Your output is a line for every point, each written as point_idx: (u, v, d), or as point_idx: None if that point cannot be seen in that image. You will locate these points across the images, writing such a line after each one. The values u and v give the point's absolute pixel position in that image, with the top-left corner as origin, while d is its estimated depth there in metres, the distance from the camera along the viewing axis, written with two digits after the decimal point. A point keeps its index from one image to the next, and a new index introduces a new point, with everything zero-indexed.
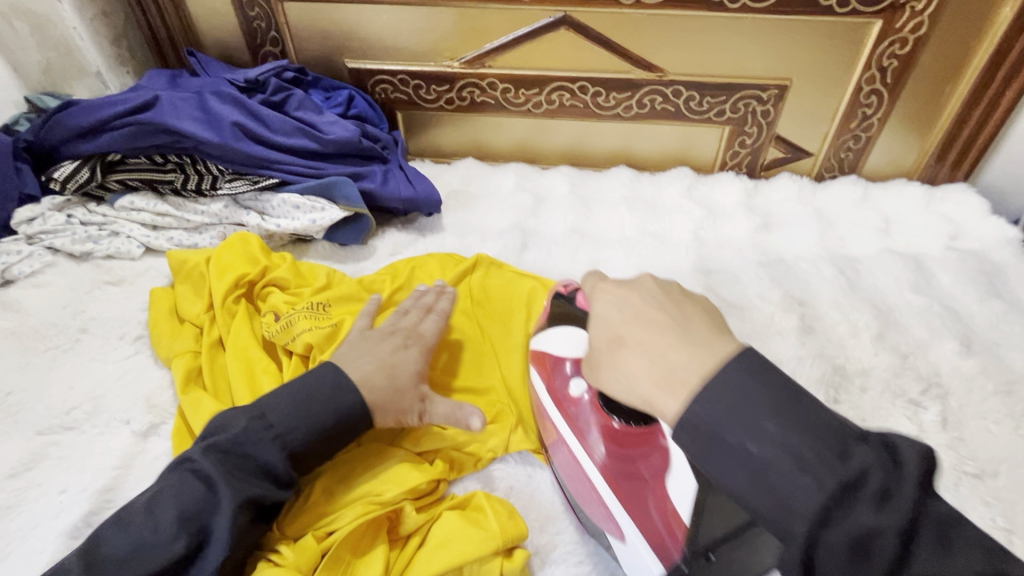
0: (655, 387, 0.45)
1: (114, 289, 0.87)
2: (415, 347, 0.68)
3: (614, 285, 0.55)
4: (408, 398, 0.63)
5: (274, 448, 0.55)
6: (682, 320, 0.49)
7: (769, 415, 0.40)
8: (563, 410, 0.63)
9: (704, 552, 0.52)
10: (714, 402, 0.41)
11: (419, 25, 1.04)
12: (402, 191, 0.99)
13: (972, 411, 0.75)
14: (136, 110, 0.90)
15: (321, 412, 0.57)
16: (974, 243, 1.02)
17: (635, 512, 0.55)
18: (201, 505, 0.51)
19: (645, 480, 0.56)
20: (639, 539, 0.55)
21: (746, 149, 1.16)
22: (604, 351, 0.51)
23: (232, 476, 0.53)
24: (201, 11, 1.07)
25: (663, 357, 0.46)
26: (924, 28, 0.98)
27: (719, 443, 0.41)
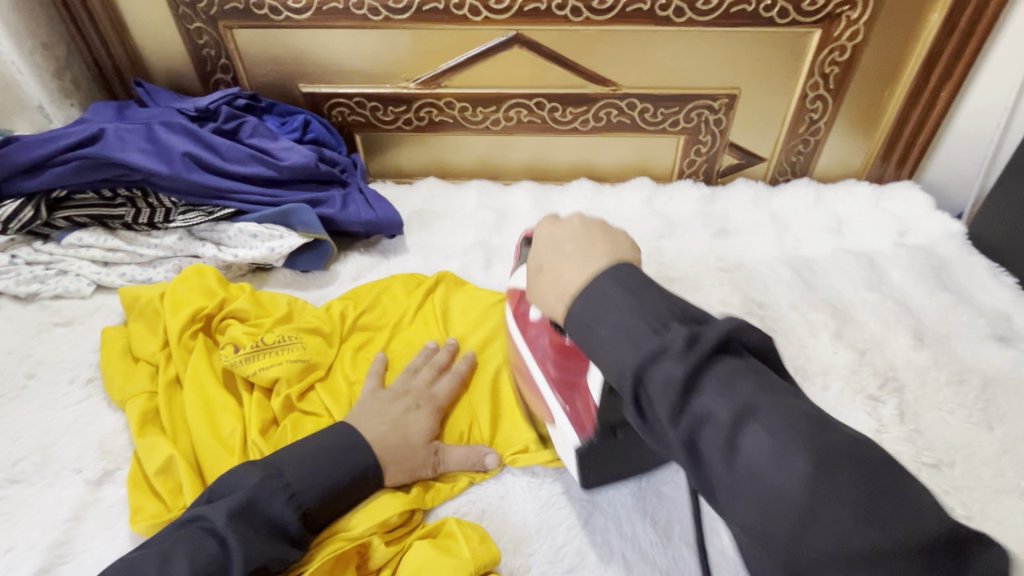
0: (553, 299, 0.49)
1: (63, 330, 0.84)
2: (426, 408, 0.69)
3: (552, 222, 0.56)
4: (421, 457, 0.64)
5: (288, 505, 0.54)
6: (588, 247, 0.50)
7: (661, 324, 0.40)
8: (524, 332, 0.68)
9: (611, 431, 0.57)
10: (590, 302, 0.44)
11: (372, 47, 1.04)
12: (363, 214, 0.98)
13: (928, 402, 0.78)
14: (81, 144, 0.87)
15: (337, 474, 0.58)
16: (921, 238, 1.06)
17: (565, 408, 0.61)
18: (214, 567, 0.48)
19: (580, 387, 0.60)
20: (566, 425, 0.60)
21: (701, 157, 1.18)
22: (533, 280, 0.54)
23: (249, 537, 0.50)
24: (148, 41, 1.05)
25: (564, 277, 0.48)
26: (860, 35, 1.02)
27: (598, 342, 0.42)
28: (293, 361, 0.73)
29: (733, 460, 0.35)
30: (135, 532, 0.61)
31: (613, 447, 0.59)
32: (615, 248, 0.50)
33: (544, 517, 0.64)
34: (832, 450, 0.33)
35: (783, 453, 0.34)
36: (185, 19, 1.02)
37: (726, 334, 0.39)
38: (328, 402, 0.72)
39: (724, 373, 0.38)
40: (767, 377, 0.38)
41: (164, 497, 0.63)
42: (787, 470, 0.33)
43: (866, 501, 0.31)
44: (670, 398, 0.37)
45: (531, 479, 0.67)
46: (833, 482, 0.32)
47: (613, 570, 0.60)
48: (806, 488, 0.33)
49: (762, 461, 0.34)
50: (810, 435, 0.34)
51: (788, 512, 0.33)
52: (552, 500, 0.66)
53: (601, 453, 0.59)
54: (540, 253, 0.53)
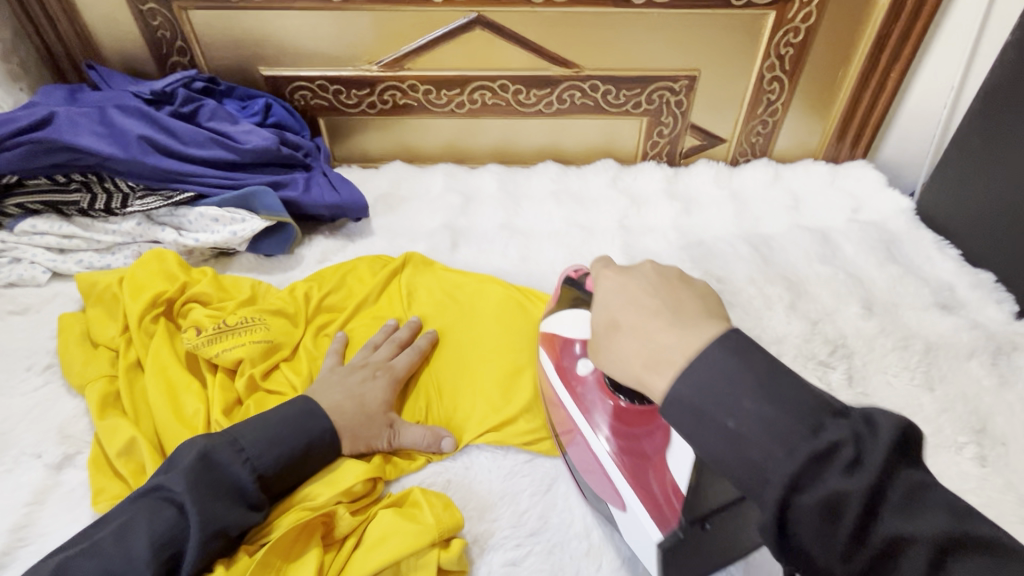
0: (641, 366, 0.47)
1: (19, 319, 0.82)
2: (383, 377, 0.70)
3: (614, 271, 0.55)
4: (376, 424, 0.66)
5: (245, 469, 0.55)
6: (676, 307, 0.49)
7: (817, 425, 0.38)
8: (568, 385, 0.65)
9: (700, 523, 0.54)
10: (698, 381, 0.42)
11: (333, 29, 1.03)
12: (327, 197, 0.97)
13: (874, 367, 0.82)
14: (31, 128, 0.84)
15: (292, 442, 0.59)
16: (873, 214, 1.11)
17: (638, 487, 0.57)
18: (174, 531, 0.50)
19: (654, 461, 0.57)
20: (638, 505, 0.56)
21: (664, 139, 1.21)
22: (603, 336, 0.52)
23: (208, 500, 0.52)
24: (100, 22, 1.02)
25: (654, 340, 0.46)
26: (813, 17, 1.05)
27: (709, 426, 0.41)
28: (256, 342, 0.73)
29: (697, 404, 0.41)
30: (97, 512, 0.61)
31: (698, 543, 0.54)
32: (700, 306, 0.49)
33: (507, 485, 0.66)
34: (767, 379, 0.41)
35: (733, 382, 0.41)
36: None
37: (893, 434, 0.37)
38: (293, 379, 0.73)
39: (731, 352, 0.42)
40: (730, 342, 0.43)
41: (126, 479, 0.63)
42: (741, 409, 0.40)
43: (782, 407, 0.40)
44: (709, 408, 0.41)
45: (495, 452, 0.69)
46: (770, 399, 0.40)
47: (575, 532, 0.62)
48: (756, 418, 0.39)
49: (740, 409, 0.39)
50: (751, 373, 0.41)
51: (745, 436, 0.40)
52: (516, 469, 0.68)
53: (687, 549, 0.54)
54: (618, 309, 0.51)
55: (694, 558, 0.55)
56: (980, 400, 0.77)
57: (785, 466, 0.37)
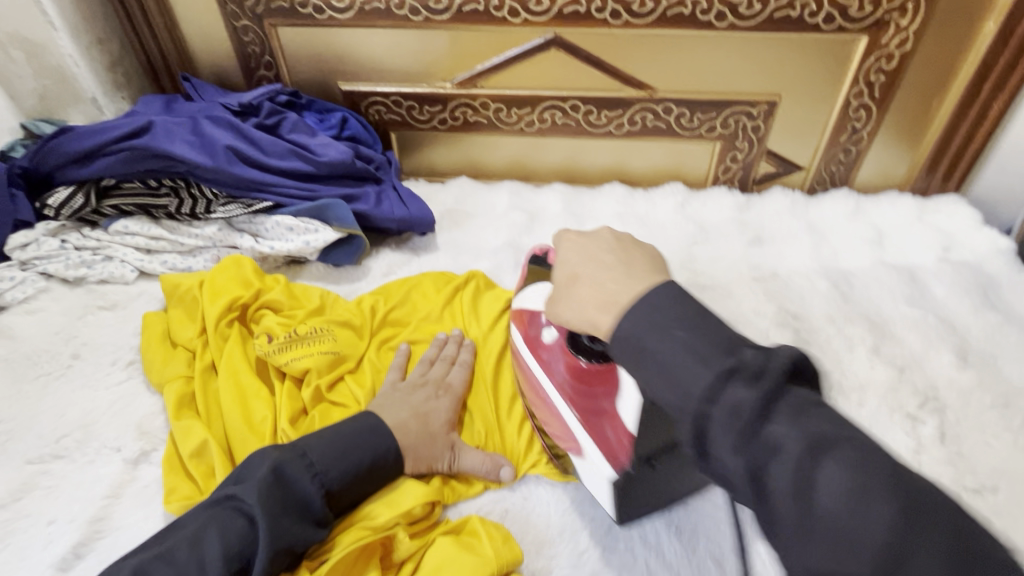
0: (596, 309, 0.50)
1: (107, 314, 0.87)
2: (445, 397, 0.71)
3: (575, 235, 0.59)
4: (438, 445, 0.65)
5: (313, 484, 0.55)
6: (626, 261, 0.53)
7: (730, 348, 0.41)
8: (537, 355, 0.68)
9: (648, 463, 0.58)
10: (641, 319, 0.45)
11: (411, 47, 1.06)
12: (396, 211, 0.99)
13: (970, 425, 0.75)
14: (131, 135, 0.90)
15: (360, 458, 0.59)
16: (967, 254, 1.03)
17: (595, 436, 0.61)
18: (243, 543, 0.50)
19: (607, 412, 0.61)
20: (598, 455, 0.60)
21: (738, 164, 1.16)
22: (563, 288, 0.55)
23: (278, 515, 0.52)
24: (196, 37, 1.08)
25: (606, 286, 0.51)
26: (910, 43, 0.99)
27: (654, 360, 0.43)
28: (323, 353, 0.75)
29: (719, 408, 0.39)
30: (168, 512, 0.63)
31: (647, 483, 0.59)
32: (647, 260, 0.54)
33: (566, 521, 0.64)
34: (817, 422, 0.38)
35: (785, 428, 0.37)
36: (232, 16, 1.05)
37: (789, 363, 0.40)
38: (356, 392, 0.73)
39: (794, 404, 0.38)
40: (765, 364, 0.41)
41: (196, 480, 0.65)
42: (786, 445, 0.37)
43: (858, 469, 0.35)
44: (740, 423, 0.38)
45: (555, 485, 0.67)
46: (802, 420, 0.37)
47: None
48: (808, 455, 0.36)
49: (743, 403, 0.38)
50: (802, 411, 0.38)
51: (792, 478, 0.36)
52: (576, 504, 0.65)
53: (639, 487, 0.59)
54: (573, 261, 0.56)
55: (639, 498, 0.60)
56: None
57: (844, 509, 0.34)
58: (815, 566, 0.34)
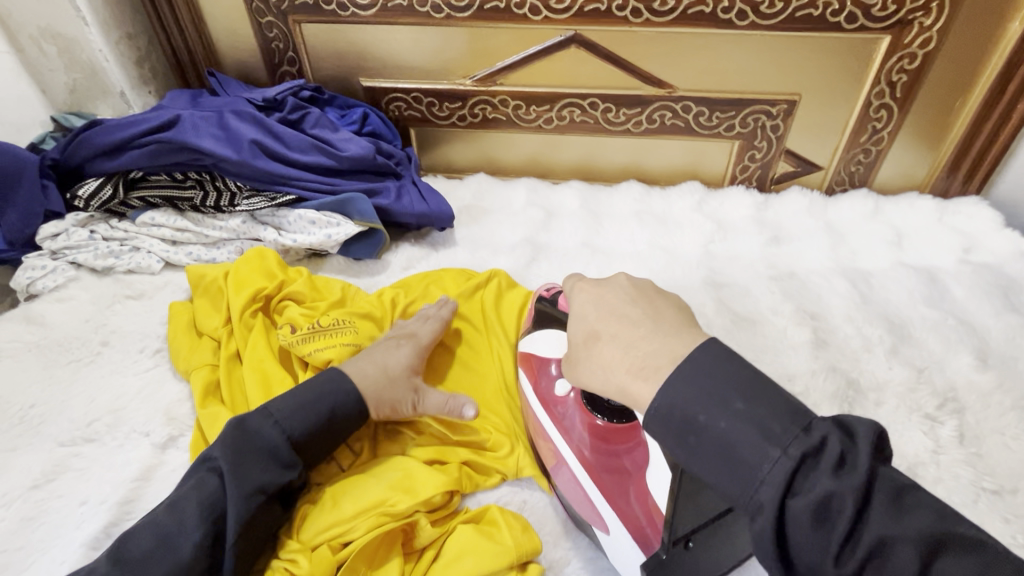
0: (626, 372, 0.51)
1: (134, 303, 0.89)
2: (407, 345, 0.72)
3: (592, 286, 0.61)
4: (400, 388, 0.66)
5: (274, 431, 0.57)
6: (655, 315, 0.55)
7: (805, 423, 0.43)
8: (550, 411, 0.65)
9: (683, 542, 0.53)
10: (681, 382, 0.47)
11: (432, 43, 1.07)
12: (416, 206, 1.00)
13: (990, 426, 0.75)
14: (158, 129, 0.92)
15: (320, 404, 0.61)
16: (987, 256, 1.02)
17: (618, 509, 0.57)
18: (216, 495, 0.53)
19: (631, 476, 0.58)
20: (622, 533, 0.56)
21: (756, 163, 1.16)
22: (583, 349, 0.57)
23: (238, 461, 0.55)
24: (221, 32, 1.10)
25: (638, 346, 0.52)
26: (933, 43, 0.98)
27: (710, 438, 0.45)
28: (344, 344, 0.75)
29: (741, 430, 0.44)
30: None
31: (690, 555, 0.55)
32: (675, 310, 0.57)
33: None
34: (862, 463, 0.41)
35: (834, 474, 0.40)
36: (257, 13, 1.06)
37: (869, 439, 0.42)
38: None
39: (890, 499, 0.40)
40: (820, 427, 0.43)
41: None
42: (841, 494, 0.40)
43: (898, 508, 0.40)
44: (812, 512, 0.40)
45: None
46: (845, 474, 0.40)
47: None
48: (856, 502, 0.39)
49: (753, 438, 0.43)
50: (846, 456, 0.41)
51: (845, 536, 0.39)
52: None
53: (671, 570, 0.54)
54: (593, 321, 0.57)
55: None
56: None
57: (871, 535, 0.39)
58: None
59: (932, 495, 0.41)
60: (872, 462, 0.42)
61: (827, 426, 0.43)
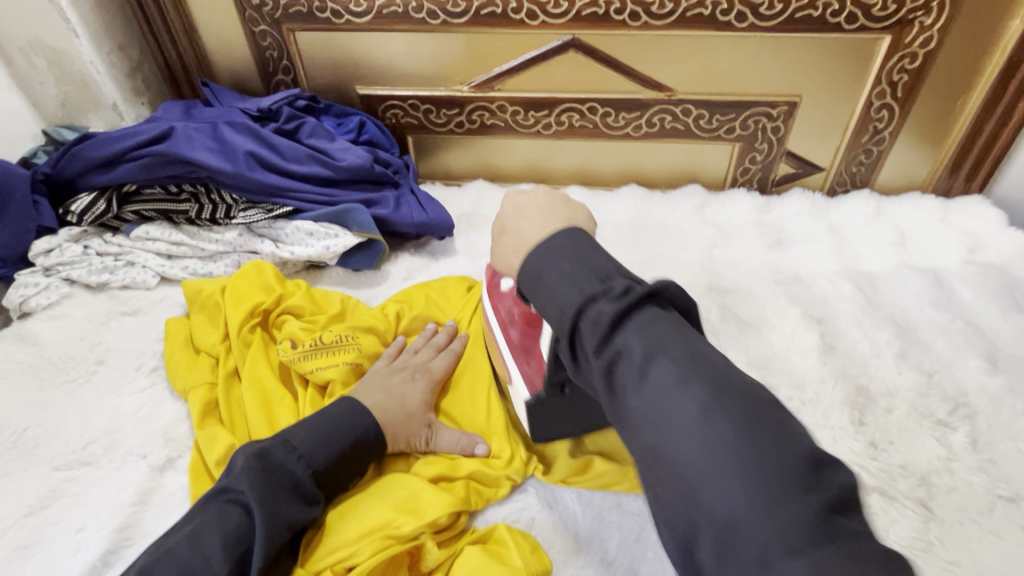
0: (513, 254, 0.54)
1: (130, 320, 0.88)
2: (422, 378, 0.72)
3: (516, 194, 0.60)
4: (415, 423, 0.67)
5: (300, 466, 0.57)
6: (548, 210, 0.55)
7: (605, 276, 0.45)
8: (494, 302, 0.72)
9: (559, 388, 0.62)
10: (543, 257, 0.48)
11: (429, 50, 1.05)
12: (414, 215, 0.99)
13: (1003, 432, 0.73)
14: (152, 142, 0.91)
15: (341, 438, 0.61)
16: (993, 256, 1.01)
17: (519, 369, 0.66)
18: (242, 530, 0.51)
19: (535, 352, 0.65)
20: (516, 382, 0.66)
21: (757, 165, 1.15)
22: (495, 239, 0.58)
23: (269, 497, 0.53)
24: (214, 43, 1.09)
25: (524, 234, 0.53)
26: (934, 42, 0.98)
27: (546, 287, 0.47)
28: (347, 363, 0.74)
29: (587, 321, 0.43)
30: None
31: (566, 403, 0.63)
32: (571, 214, 0.55)
33: (595, 529, 0.63)
34: (727, 388, 0.39)
35: (684, 384, 0.39)
36: (250, 21, 1.05)
37: (654, 290, 0.45)
38: None
39: (641, 363, 0.41)
40: (684, 328, 0.43)
41: None
42: (683, 396, 0.39)
43: (744, 423, 0.36)
44: (600, 329, 0.42)
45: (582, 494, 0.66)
46: (657, 346, 0.41)
47: None
48: (697, 410, 0.38)
49: (605, 316, 0.42)
50: (712, 377, 0.39)
51: (673, 425, 0.38)
52: (605, 512, 0.65)
53: (549, 408, 0.63)
54: (508, 215, 0.56)
55: (558, 414, 0.65)
56: None
57: (706, 459, 0.36)
58: (668, 478, 0.38)
59: (683, 321, 0.44)
60: (748, 389, 0.39)
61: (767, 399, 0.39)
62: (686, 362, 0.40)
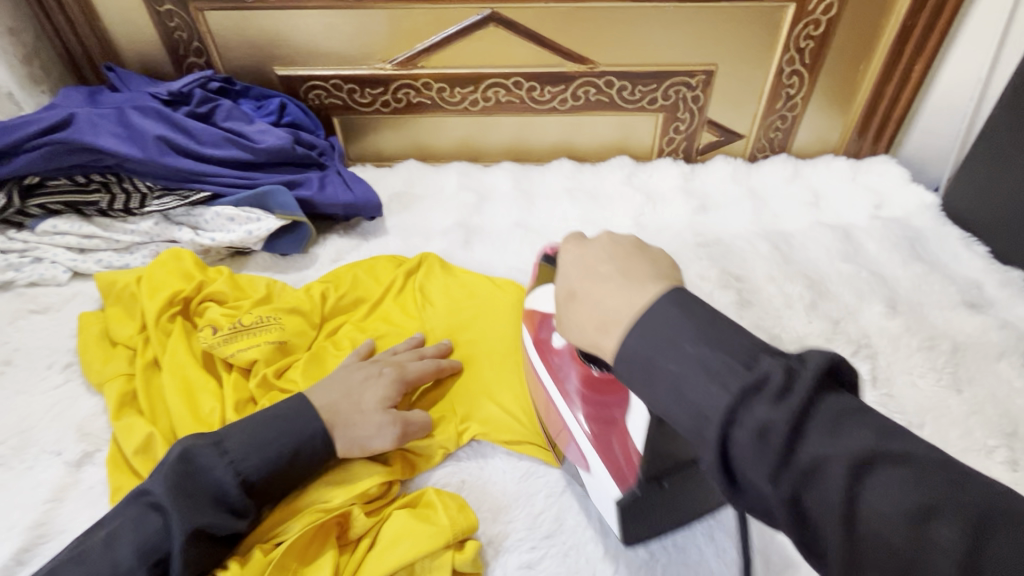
0: (594, 330, 0.44)
1: (40, 317, 0.83)
2: (389, 374, 0.68)
3: (577, 243, 0.52)
4: (375, 423, 0.62)
5: (228, 473, 0.53)
6: (627, 272, 0.46)
7: (748, 359, 0.37)
8: (546, 359, 0.65)
9: (656, 481, 0.55)
10: (647, 336, 0.40)
11: (347, 27, 1.03)
12: (340, 196, 0.97)
13: (899, 367, 0.80)
14: (52, 129, 0.86)
15: (281, 446, 0.56)
16: (897, 210, 1.08)
17: (603, 455, 0.57)
18: (157, 536, 0.49)
19: (618, 424, 0.57)
20: (601, 470, 0.57)
21: (681, 135, 1.19)
22: (562, 307, 0.49)
23: (185, 502, 0.51)
24: (117, 26, 1.04)
25: (607, 305, 0.44)
26: (834, 9, 1.03)
27: (669, 385, 0.38)
28: (270, 342, 0.73)
29: (744, 430, 0.34)
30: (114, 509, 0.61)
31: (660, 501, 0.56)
32: (653, 270, 0.47)
33: (522, 487, 0.66)
34: (920, 466, 0.32)
35: (871, 471, 0.32)
36: (154, 1, 1.00)
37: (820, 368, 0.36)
38: (302, 379, 0.72)
39: (829, 416, 0.34)
40: (853, 404, 0.35)
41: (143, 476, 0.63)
42: (873, 489, 0.32)
43: (967, 521, 0.30)
44: (773, 447, 0.33)
45: (510, 452, 0.69)
46: (828, 433, 0.33)
47: (591, 535, 0.61)
48: (896, 504, 0.31)
49: (769, 423, 0.34)
50: (898, 453, 0.33)
51: (877, 527, 0.31)
52: (532, 470, 0.67)
53: (650, 507, 0.56)
54: (577, 280, 0.48)
55: (648, 517, 0.57)
56: (1011, 402, 0.75)
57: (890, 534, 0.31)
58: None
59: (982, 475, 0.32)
60: (932, 461, 0.32)
61: (890, 427, 0.34)
62: (860, 440, 0.33)
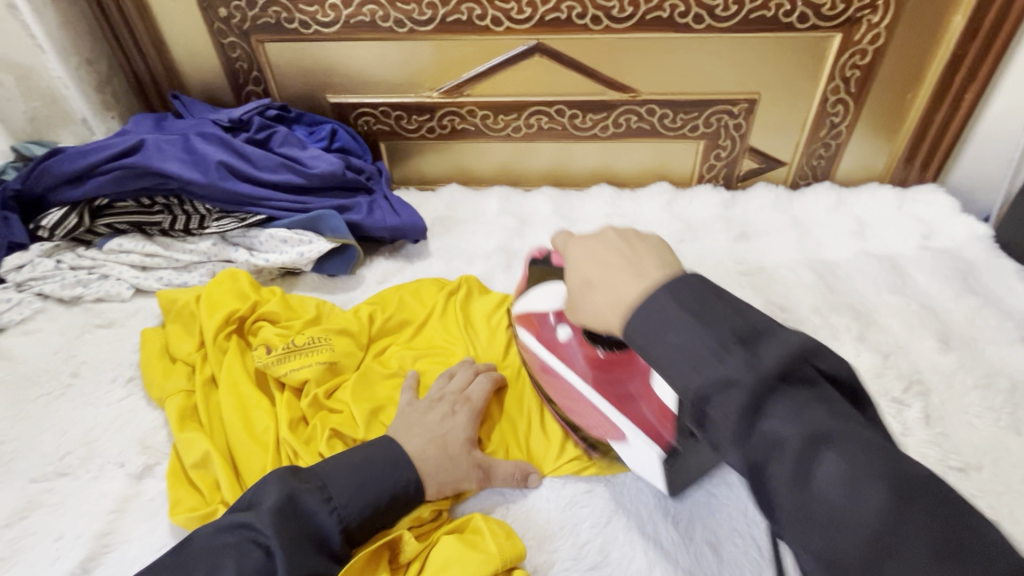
0: (608, 311, 0.48)
1: (105, 332, 0.88)
2: (463, 411, 0.69)
3: (578, 238, 0.56)
4: (463, 466, 0.64)
5: (331, 518, 0.55)
6: (635, 260, 0.49)
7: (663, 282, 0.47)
8: (556, 353, 0.71)
9: (691, 435, 0.59)
10: (657, 322, 0.43)
11: (397, 57, 1.07)
12: (388, 220, 1.00)
13: (954, 406, 0.77)
14: (124, 155, 0.91)
15: (377, 492, 0.58)
16: (946, 241, 1.05)
17: (631, 418, 0.64)
18: (262, 574, 0.50)
19: (637, 394, 0.64)
20: (639, 438, 0.63)
21: (721, 162, 1.19)
22: (576, 295, 0.52)
23: (294, 545, 0.52)
24: (185, 57, 1.10)
25: (619, 289, 0.47)
26: (882, 39, 1.02)
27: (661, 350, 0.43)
28: (322, 362, 0.75)
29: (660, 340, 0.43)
30: (174, 523, 0.63)
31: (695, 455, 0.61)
32: (660, 257, 0.50)
33: (567, 515, 0.66)
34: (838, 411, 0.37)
35: (796, 408, 0.38)
36: (219, 34, 1.06)
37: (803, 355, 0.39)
38: (352, 399, 0.73)
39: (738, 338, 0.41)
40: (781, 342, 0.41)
41: (202, 491, 0.66)
42: (796, 424, 0.37)
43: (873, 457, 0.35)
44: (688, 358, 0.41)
45: (555, 479, 0.69)
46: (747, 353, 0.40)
47: (635, 568, 0.61)
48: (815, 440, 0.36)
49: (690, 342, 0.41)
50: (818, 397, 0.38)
51: (797, 456, 0.36)
52: (575, 499, 0.67)
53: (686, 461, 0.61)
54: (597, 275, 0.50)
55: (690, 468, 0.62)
56: None
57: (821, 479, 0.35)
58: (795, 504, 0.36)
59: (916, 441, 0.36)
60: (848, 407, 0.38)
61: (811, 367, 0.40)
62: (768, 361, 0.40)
